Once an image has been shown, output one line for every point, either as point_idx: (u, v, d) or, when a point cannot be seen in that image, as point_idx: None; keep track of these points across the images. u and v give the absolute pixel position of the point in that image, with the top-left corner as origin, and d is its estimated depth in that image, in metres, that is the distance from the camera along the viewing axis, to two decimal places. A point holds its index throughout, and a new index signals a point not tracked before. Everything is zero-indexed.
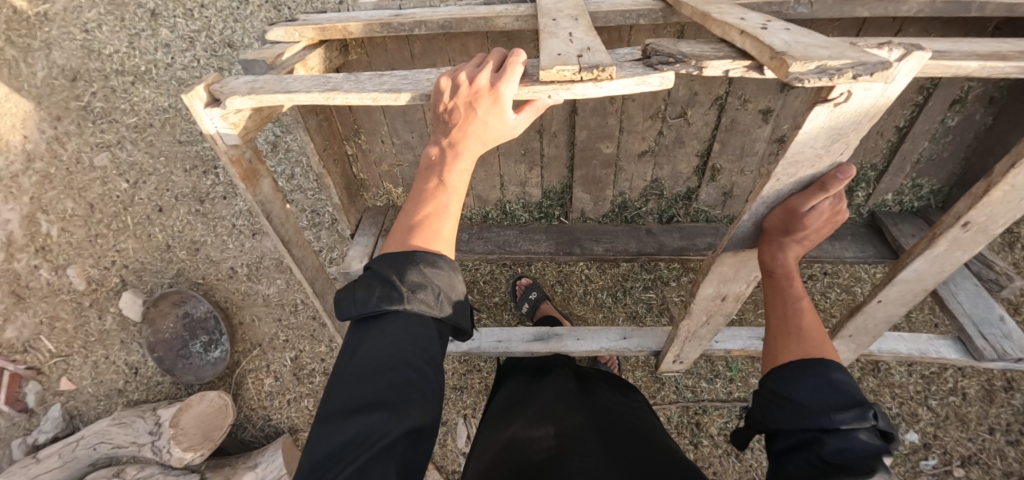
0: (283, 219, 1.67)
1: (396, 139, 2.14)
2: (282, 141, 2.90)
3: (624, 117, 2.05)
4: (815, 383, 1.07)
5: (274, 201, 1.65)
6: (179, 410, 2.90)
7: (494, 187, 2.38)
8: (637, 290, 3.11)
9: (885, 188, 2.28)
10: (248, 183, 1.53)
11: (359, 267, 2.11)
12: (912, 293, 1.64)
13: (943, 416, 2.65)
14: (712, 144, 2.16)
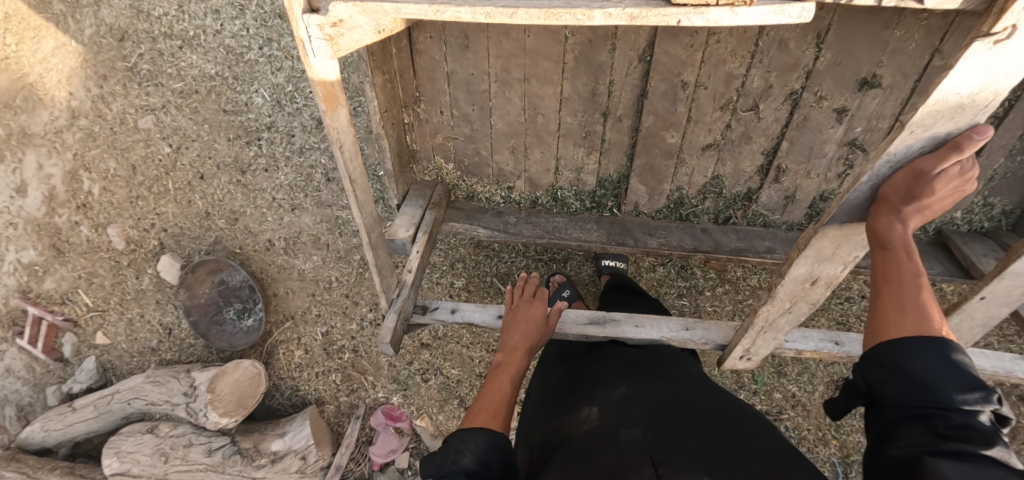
0: (354, 163, 1.55)
1: (455, 110, 2.13)
2: None
3: (694, 106, 2.00)
4: (928, 356, 0.94)
5: (348, 137, 1.51)
6: (215, 377, 2.94)
7: (548, 171, 2.29)
8: (671, 296, 3.07)
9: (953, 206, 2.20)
10: (331, 108, 1.39)
11: (405, 235, 2.03)
12: (1021, 290, 1.49)
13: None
14: (781, 141, 2.10)
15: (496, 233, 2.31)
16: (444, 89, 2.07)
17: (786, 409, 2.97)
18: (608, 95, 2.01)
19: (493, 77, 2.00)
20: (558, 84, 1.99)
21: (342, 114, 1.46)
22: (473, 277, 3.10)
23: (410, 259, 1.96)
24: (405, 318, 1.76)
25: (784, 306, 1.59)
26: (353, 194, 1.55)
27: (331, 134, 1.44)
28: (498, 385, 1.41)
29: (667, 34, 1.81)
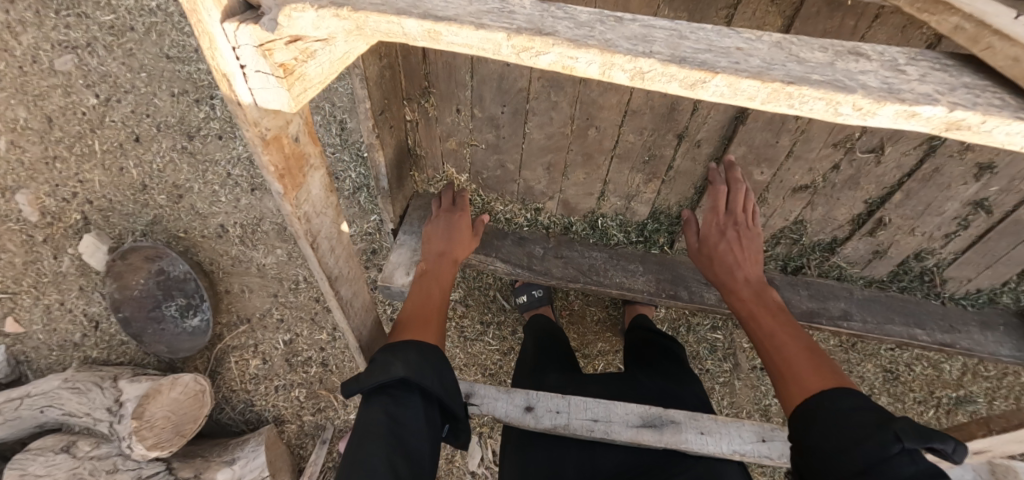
0: (328, 236, 1.23)
1: (478, 111, 1.53)
2: None
3: (801, 139, 1.51)
4: (831, 411, 1.05)
5: (320, 218, 1.19)
6: (146, 398, 2.39)
7: (589, 194, 1.76)
8: (703, 329, 2.70)
9: None
10: (294, 190, 1.06)
11: (405, 281, 1.53)
12: None
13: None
14: (897, 192, 1.68)
15: (518, 270, 1.76)
16: (466, 82, 1.45)
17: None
18: (690, 114, 1.47)
19: (537, 72, 1.40)
20: (627, 91, 1.42)
21: (312, 191, 1.13)
22: (473, 289, 2.58)
23: None
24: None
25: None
26: (326, 262, 1.23)
27: (302, 215, 1.10)
28: (430, 298, 1.40)
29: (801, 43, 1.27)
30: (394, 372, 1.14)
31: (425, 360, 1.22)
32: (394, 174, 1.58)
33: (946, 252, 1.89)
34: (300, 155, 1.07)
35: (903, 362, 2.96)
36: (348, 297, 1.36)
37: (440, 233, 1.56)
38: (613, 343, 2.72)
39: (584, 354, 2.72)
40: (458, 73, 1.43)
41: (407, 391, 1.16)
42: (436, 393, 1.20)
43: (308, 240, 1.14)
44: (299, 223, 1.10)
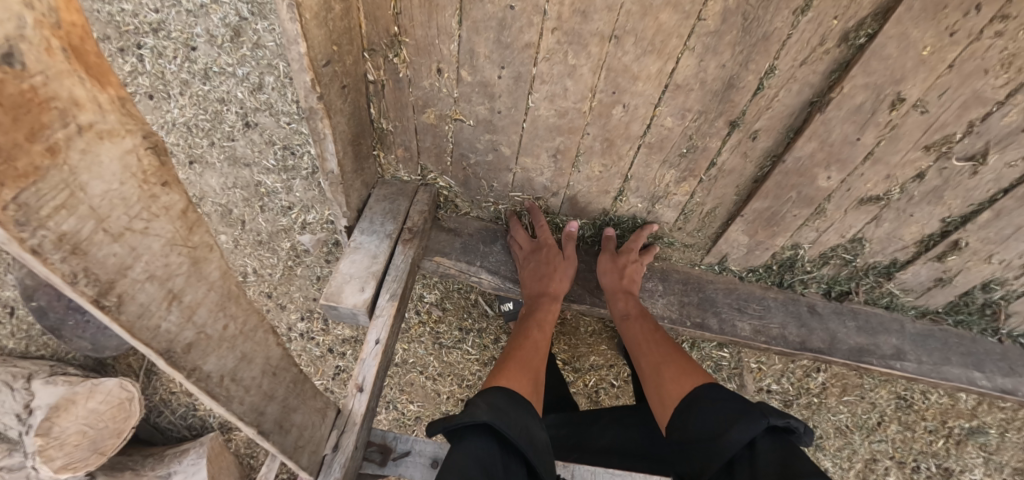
0: (160, 273, 0.60)
1: (466, 74, 1.14)
2: (250, 29, 1.80)
3: (888, 137, 1.15)
4: (706, 409, 1.00)
5: (123, 241, 0.55)
6: (55, 410, 1.92)
7: (605, 192, 1.38)
8: (709, 346, 2.34)
9: None
10: (14, 184, 0.44)
11: (358, 301, 1.13)
12: None
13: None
14: (984, 210, 1.32)
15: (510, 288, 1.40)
16: (454, 31, 1.06)
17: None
18: (752, 95, 1.10)
19: (553, 21, 1.03)
20: (670, 57, 1.06)
21: (85, 182, 0.50)
22: (452, 291, 2.22)
23: (365, 359, 1.09)
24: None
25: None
26: (156, 324, 0.60)
27: (47, 236, 0.47)
28: (526, 349, 1.23)
29: (927, 1, 0.90)
30: (472, 415, 0.92)
31: (513, 406, 0.98)
32: (350, 152, 1.17)
33: (1021, 282, 1.54)
34: (35, 101, 0.45)
35: None
36: (227, 368, 0.74)
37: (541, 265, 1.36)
38: (608, 357, 2.31)
39: (574, 368, 2.30)
40: (443, 17, 1.04)
41: (484, 437, 0.92)
42: (520, 446, 0.92)
43: (84, 289, 0.51)
44: (43, 257, 0.47)
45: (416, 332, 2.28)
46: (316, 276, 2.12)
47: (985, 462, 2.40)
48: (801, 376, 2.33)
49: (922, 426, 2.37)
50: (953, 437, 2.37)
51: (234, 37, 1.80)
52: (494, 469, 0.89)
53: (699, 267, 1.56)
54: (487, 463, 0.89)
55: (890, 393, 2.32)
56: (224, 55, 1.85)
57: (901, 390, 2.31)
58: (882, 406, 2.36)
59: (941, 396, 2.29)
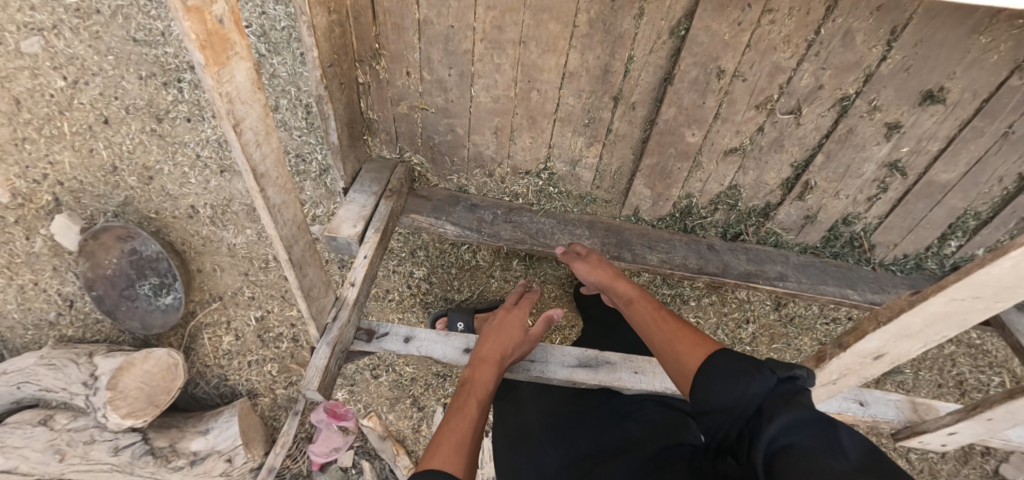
0: (260, 136, 1.03)
1: (426, 73, 1.64)
2: (267, 63, 2.32)
3: (726, 100, 1.62)
4: (714, 371, 0.97)
5: (248, 111, 0.98)
6: (119, 370, 2.43)
7: (537, 158, 1.84)
8: None
9: (979, 241, 2.04)
10: (217, 68, 0.87)
11: (351, 232, 1.57)
12: None
13: (919, 469, 2.80)
14: (817, 154, 1.76)
15: (468, 233, 1.83)
16: (415, 44, 1.57)
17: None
18: (622, 76, 1.60)
19: (480, 34, 1.54)
20: (563, 53, 1.56)
21: (237, 76, 0.92)
22: (437, 267, 2.67)
23: (354, 267, 1.51)
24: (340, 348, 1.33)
25: (830, 378, 1.25)
26: (258, 162, 1.04)
27: (224, 96, 0.90)
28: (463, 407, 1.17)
29: (714, 4, 1.39)
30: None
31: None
32: (344, 130, 1.64)
33: (871, 215, 1.97)
34: (224, 31, 0.86)
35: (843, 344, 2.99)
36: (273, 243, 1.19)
37: (492, 336, 1.42)
38: (569, 318, 2.75)
39: None
40: (407, 35, 1.55)
41: None
42: None
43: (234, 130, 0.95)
44: (223, 109, 0.91)
45: (409, 302, 2.75)
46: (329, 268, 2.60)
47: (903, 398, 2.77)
48: (734, 328, 2.73)
49: None
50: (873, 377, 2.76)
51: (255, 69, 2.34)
52: None
53: (620, 218, 1.98)
54: None
55: (812, 339, 2.71)
56: None
57: (821, 336, 2.69)
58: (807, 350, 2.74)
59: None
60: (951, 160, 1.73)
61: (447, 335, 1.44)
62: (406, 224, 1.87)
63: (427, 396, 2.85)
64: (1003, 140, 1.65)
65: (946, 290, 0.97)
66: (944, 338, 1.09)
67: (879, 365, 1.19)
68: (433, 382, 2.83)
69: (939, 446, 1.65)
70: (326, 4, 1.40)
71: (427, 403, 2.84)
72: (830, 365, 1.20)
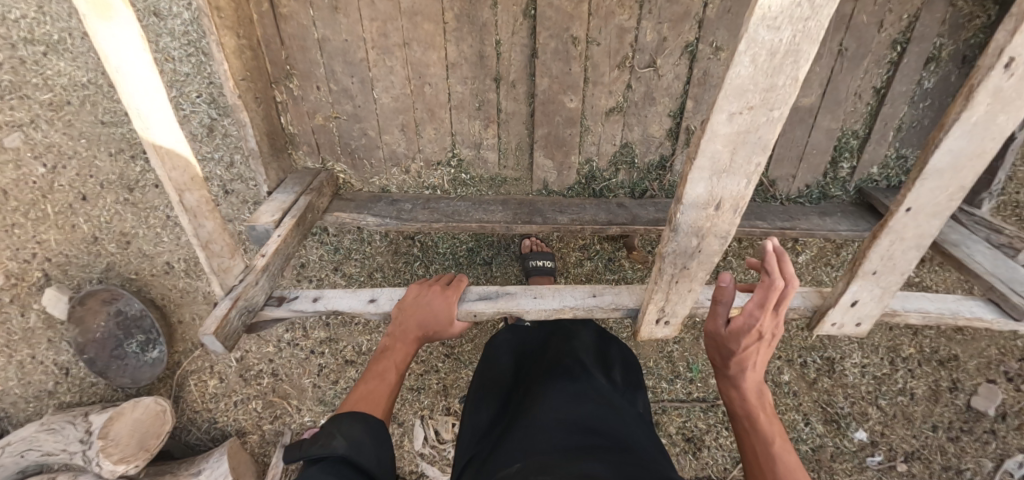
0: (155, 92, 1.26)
1: (333, 85, 1.93)
2: (219, 125, 2.82)
3: (588, 65, 1.86)
4: None
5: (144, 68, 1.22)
6: (110, 420, 2.58)
7: (444, 148, 2.06)
8: None
9: (869, 159, 2.07)
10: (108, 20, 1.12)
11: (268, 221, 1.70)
12: (948, 194, 1.24)
13: (891, 414, 2.93)
14: (686, 100, 1.93)
15: (387, 221, 1.96)
16: (318, 60, 1.88)
17: (723, 395, 2.97)
18: (497, 59, 1.87)
19: (370, 43, 1.85)
20: (442, 48, 1.86)
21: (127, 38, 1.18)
22: (394, 286, 2.86)
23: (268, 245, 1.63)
24: (244, 304, 1.38)
25: (687, 245, 1.22)
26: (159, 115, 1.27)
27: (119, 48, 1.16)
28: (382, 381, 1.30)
29: None
30: (329, 446, 1.09)
31: (369, 439, 1.16)
32: (263, 139, 1.87)
33: None
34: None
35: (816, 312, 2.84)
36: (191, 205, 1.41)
37: (412, 309, 1.42)
38: None
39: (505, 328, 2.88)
40: (311, 53, 1.87)
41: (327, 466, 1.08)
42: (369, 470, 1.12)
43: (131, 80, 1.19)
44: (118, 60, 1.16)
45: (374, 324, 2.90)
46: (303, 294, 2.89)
47: (860, 347, 2.88)
48: None
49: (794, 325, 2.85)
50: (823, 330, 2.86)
51: (209, 132, 2.83)
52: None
53: (533, 194, 2.11)
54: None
55: None
56: (202, 146, 2.86)
57: None
58: None
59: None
60: (804, 84, 1.89)
61: (353, 290, 1.51)
62: (332, 224, 2.02)
63: (405, 410, 3.01)
64: (839, 59, 1.84)
65: (719, 106, 0.99)
66: (757, 168, 1.08)
67: (723, 218, 1.17)
68: (410, 396, 2.99)
69: (856, 329, 1.53)
70: (234, 30, 1.69)
71: (405, 417, 3.00)
72: (678, 225, 1.18)
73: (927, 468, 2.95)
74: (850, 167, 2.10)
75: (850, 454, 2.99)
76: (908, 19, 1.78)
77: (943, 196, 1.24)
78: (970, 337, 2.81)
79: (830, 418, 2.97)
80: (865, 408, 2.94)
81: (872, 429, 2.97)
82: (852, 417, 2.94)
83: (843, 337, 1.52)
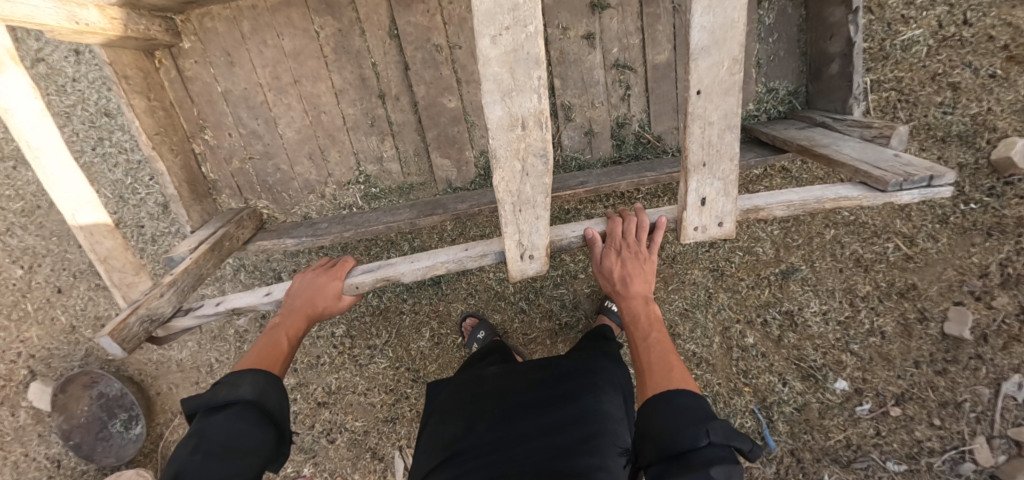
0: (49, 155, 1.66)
1: (242, 129, 2.15)
2: None
3: (457, 67, 2.07)
4: (677, 403, 1.40)
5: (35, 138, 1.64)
6: None
7: (350, 168, 2.25)
8: (548, 288, 2.87)
9: (743, 99, 2.17)
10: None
11: (183, 251, 1.96)
12: (724, 69, 1.44)
13: (868, 357, 2.86)
14: (553, 80, 2.10)
15: (303, 239, 2.13)
16: (225, 111, 2.12)
17: (692, 369, 2.87)
18: (376, 78, 2.09)
19: (266, 86, 2.09)
20: (328, 78, 2.08)
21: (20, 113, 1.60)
22: (352, 320, 2.94)
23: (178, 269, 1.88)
24: (142, 312, 1.68)
25: (513, 168, 1.42)
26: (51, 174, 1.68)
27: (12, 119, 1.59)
28: (274, 348, 1.66)
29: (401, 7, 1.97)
30: (234, 397, 1.44)
31: (268, 386, 1.53)
32: (181, 184, 2.07)
33: (636, 112, 2.16)
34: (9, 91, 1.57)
35: (765, 265, 2.83)
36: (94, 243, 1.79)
37: (302, 293, 1.81)
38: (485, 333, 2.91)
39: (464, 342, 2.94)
40: (218, 106, 2.12)
41: (234, 411, 1.43)
42: (271, 413, 1.49)
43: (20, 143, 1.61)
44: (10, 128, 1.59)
45: (340, 361, 2.98)
46: None
47: (816, 294, 2.84)
48: None
49: (745, 285, 2.84)
50: (775, 283, 2.84)
51: (166, 209, 3.08)
52: (240, 428, 1.40)
53: (440, 195, 2.28)
54: (231, 424, 1.40)
55: (702, 269, 2.83)
56: (162, 223, 3.10)
57: (709, 263, 2.83)
58: (703, 278, 2.84)
59: (741, 255, 2.82)
60: (654, 44, 2.06)
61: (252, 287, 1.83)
62: (257, 252, 2.22)
63: (382, 444, 3.00)
64: (677, 15, 2.03)
65: (479, 30, 1.26)
66: (540, 80, 1.33)
67: (533, 136, 1.40)
68: (385, 429, 3.00)
69: (722, 231, 1.65)
70: (143, 93, 1.93)
71: (383, 450, 2.99)
72: (495, 149, 1.39)
73: (922, 407, 2.85)
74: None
75: (839, 409, 2.87)
76: None
77: (723, 72, 1.45)
78: (923, 264, 2.83)
79: (807, 374, 2.86)
80: (840, 356, 2.86)
81: (852, 377, 2.87)
82: (828, 368, 2.85)
83: (710, 239, 1.64)
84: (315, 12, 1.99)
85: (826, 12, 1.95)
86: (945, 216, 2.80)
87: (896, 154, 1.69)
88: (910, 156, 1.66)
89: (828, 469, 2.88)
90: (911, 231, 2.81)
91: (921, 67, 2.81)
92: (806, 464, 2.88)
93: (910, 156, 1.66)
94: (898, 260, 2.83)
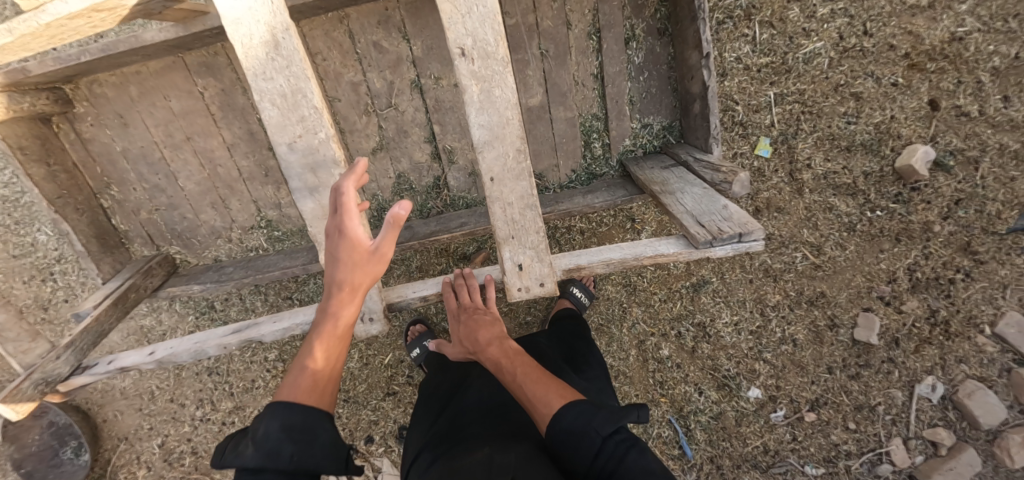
0: None
1: (145, 184, 2.27)
2: None
3: (339, 118, 2.16)
4: (572, 417, 1.40)
5: None
6: None
7: (252, 213, 2.36)
8: None
9: (620, 135, 2.24)
10: None
11: (88, 307, 2.06)
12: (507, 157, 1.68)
13: (781, 365, 2.93)
14: (433, 127, 2.19)
15: (208, 286, 2.28)
16: (127, 168, 2.24)
17: None
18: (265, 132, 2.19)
19: (162, 144, 2.20)
20: (218, 133, 2.19)
21: None
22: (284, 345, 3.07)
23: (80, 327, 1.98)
24: (36, 376, 1.76)
25: None
26: None
27: None
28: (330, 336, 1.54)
29: None
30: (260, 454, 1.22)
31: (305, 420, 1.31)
32: (88, 239, 2.19)
33: None
34: None
35: (676, 278, 2.91)
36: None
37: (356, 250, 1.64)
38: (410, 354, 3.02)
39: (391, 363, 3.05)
40: (120, 164, 2.24)
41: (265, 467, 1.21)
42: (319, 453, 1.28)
43: None
44: None
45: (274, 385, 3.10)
46: (213, 376, 3.12)
47: (727, 304, 2.93)
48: (544, 302, 2.97)
49: (658, 298, 2.93)
50: (686, 296, 2.93)
51: None
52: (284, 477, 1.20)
53: None
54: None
55: (615, 284, 2.93)
56: None
57: (621, 278, 2.93)
58: (616, 292, 2.94)
59: (652, 270, 2.90)
60: (526, 88, 2.12)
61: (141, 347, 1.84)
62: (169, 298, 2.35)
63: None
64: (545, 60, 2.09)
65: (277, 141, 1.71)
66: (340, 178, 1.75)
67: None
68: None
69: (546, 290, 1.82)
70: (42, 161, 2.05)
71: None
72: (317, 235, 1.78)
73: (836, 412, 2.92)
74: (605, 145, 2.26)
75: (754, 416, 2.94)
76: (588, 14, 2.04)
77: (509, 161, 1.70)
78: (831, 271, 2.90)
79: (721, 383, 2.94)
80: (752, 365, 2.94)
81: (766, 385, 2.94)
82: (741, 376, 2.93)
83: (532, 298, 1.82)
84: (197, 73, 2.09)
85: (686, 55, 2.00)
86: (851, 225, 2.88)
87: (725, 205, 1.80)
88: (735, 209, 1.77)
89: (748, 473, 2.95)
90: (818, 240, 2.89)
91: (824, 78, 2.82)
92: (726, 470, 2.95)
93: (735, 209, 1.77)
94: (807, 268, 2.90)
